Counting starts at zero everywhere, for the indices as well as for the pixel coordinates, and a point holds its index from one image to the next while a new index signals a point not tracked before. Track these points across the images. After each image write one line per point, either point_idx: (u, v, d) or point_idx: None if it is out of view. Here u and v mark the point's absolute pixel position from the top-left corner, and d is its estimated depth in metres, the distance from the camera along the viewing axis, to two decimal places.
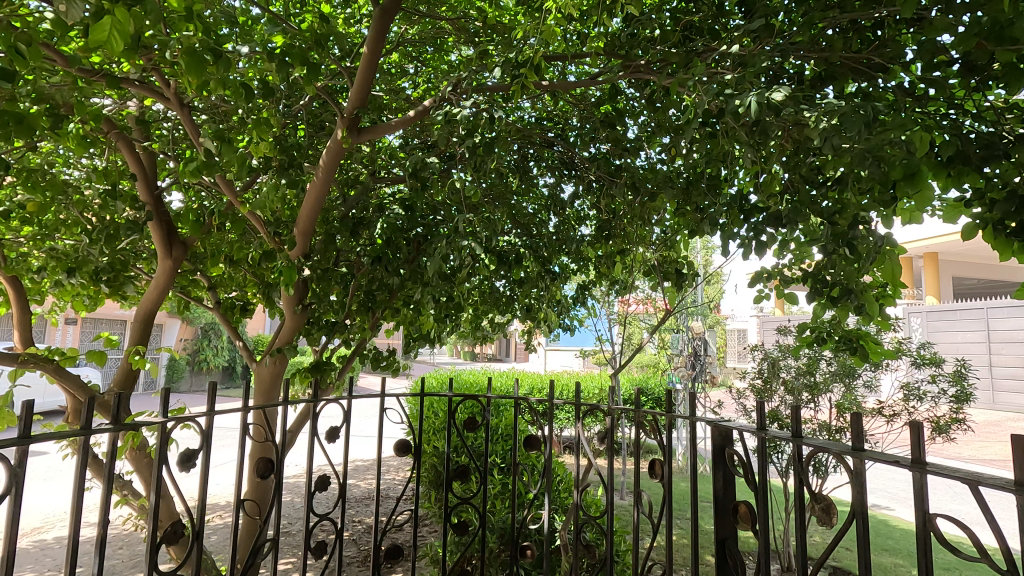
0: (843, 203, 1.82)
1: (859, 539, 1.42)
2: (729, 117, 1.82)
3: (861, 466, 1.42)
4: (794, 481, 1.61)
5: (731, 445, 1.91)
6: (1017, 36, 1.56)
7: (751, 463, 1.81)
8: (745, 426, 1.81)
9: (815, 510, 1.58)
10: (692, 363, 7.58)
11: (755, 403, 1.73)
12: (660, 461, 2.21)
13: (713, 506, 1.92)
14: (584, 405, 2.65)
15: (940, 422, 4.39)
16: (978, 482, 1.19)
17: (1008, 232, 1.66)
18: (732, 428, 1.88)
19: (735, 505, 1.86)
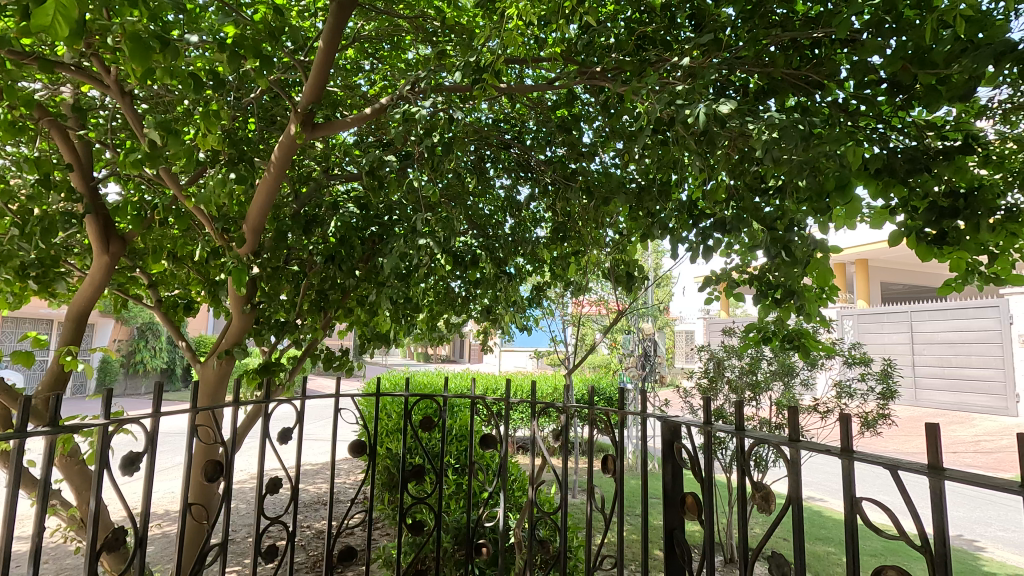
0: (783, 210, 1.93)
1: (794, 526, 1.50)
2: (680, 126, 1.88)
3: (796, 456, 1.51)
4: (735, 473, 1.70)
5: (678, 439, 1.99)
6: (937, 60, 1.70)
7: (697, 457, 1.89)
8: (693, 422, 1.89)
9: (755, 499, 1.67)
10: (643, 363, 7.81)
11: (701, 400, 1.80)
12: (613, 457, 2.27)
13: (663, 499, 1.99)
14: (539, 404, 2.66)
15: (869, 417, 4.67)
16: (897, 466, 1.29)
17: (929, 238, 1.81)
18: (680, 424, 1.96)
19: (683, 497, 1.93)
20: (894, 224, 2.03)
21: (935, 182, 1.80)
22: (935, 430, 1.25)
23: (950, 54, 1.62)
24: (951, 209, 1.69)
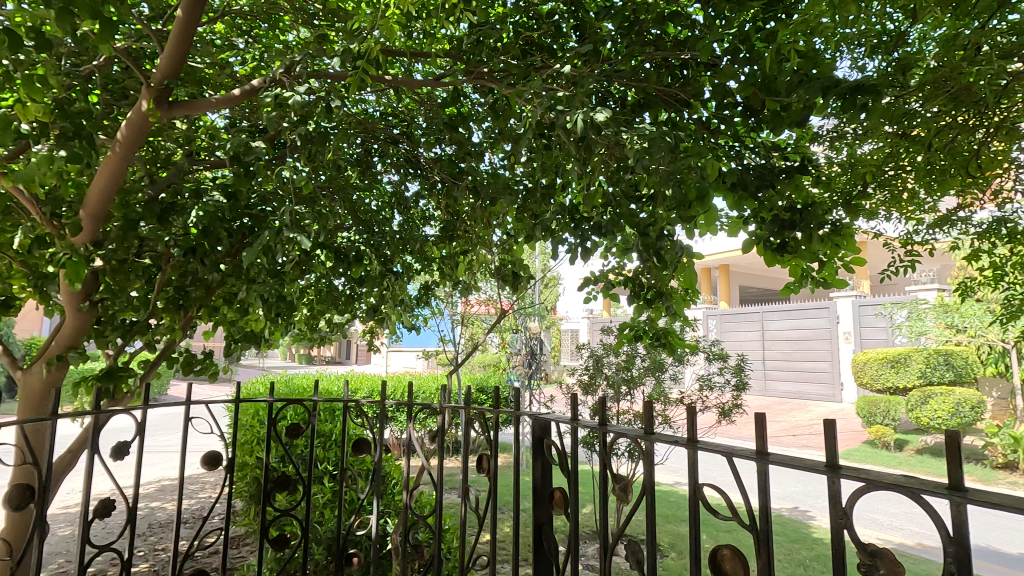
0: (653, 217, 2.05)
1: (647, 513, 1.61)
2: (561, 132, 1.93)
3: (650, 448, 1.61)
4: (599, 466, 1.78)
5: (547, 436, 2.06)
6: (780, 89, 1.90)
7: (565, 452, 1.96)
8: (561, 418, 1.95)
9: (615, 490, 1.76)
10: (529, 362, 8.00)
11: (569, 396, 1.87)
12: (488, 456, 2.28)
13: (532, 495, 2.04)
14: (417, 405, 2.60)
15: (725, 407, 5.18)
16: (731, 454, 1.41)
17: (773, 247, 2.05)
18: (549, 420, 2.01)
19: (551, 492, 1.99)
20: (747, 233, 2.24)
21: (778, 197, 2.03)
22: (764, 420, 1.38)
23: (789, 85, 1.84)
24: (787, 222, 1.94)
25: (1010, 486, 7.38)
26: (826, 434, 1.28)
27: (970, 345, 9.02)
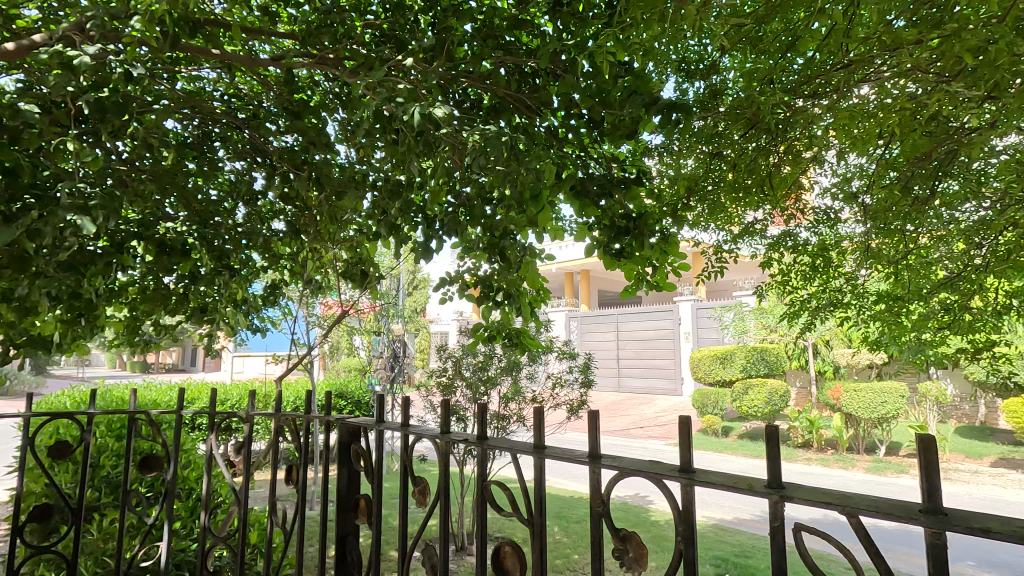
0: (498, 218, 2.05)
1: (439, 513, 1.68)
2: (401, 124, 1.84)
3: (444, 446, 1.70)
4: (400, 468, 1.81)
5: (357, 441, 2.04)
6: (615, 100, 2.00)
7: (369, 455, 1.96)
8: (367, 421, 1.97)
9: (414, 493, 1.80)
10: (391, 364, 7.70)
11: (372, 398, 1.89)
12: (295, 465, 2.20)
13: (335, 504, 2.00)
14: (218, 414, 2.48)
15: (575, 404, 5.48)
16: (511, 449, 1.53)
17: (613, 253, 2.20)
18: (357, 424, 2.01)
19: (356, 500, 1.98)
20: (591, 238, 2.34)
21: (615, 205, 2.16)
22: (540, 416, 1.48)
23: (621, 99, 1.95)
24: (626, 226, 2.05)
25: (805, 461, 8.77)
26: (591, 423, 1.37)
27: (779, 342, 10.55)
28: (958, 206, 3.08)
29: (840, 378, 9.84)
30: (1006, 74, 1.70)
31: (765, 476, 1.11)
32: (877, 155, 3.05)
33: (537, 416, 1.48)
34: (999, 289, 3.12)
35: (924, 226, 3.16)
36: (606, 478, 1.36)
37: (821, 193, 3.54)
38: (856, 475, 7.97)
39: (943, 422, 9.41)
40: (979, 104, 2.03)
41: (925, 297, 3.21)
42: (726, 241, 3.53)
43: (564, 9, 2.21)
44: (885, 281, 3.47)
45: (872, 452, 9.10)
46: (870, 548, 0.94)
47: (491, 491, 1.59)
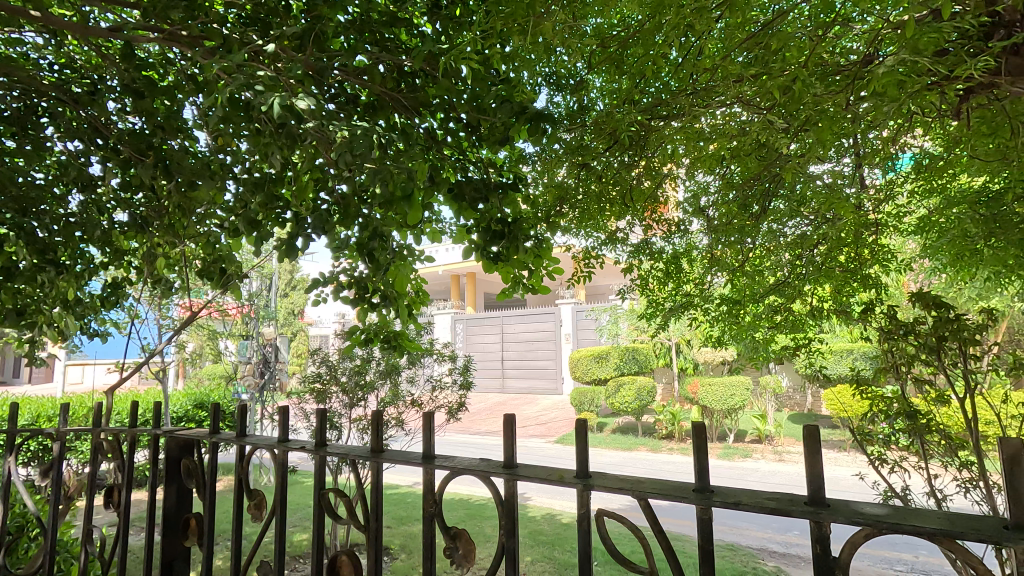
0: (369, 218, 1.97)
1: (280, 522, 1.97)
2: (260, 114, 1.70)
3: (282, 455, 2.08)
4: (237, 479, 2.12)
5: (188, 455, 2.28)
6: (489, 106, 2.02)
7: (200, 465, 2.24)
8: (199, 436, 2.22)
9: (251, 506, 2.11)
10: (261, 370, 7.15)
11: (208, 415, 2.14)
12: (117, 488, 2.27)
13: (162, 521, 2.24)
14: (24, 434, 2.28)
15: (453, 407, 5.49)
16: (348, 455, 1.90)
17: (490, 256, 2.22)
18: (189, 440, 2.27)
19: (185, 520, 2.25)
20: (467, 241, 2.35)
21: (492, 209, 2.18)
22: (375, 423, 1.85)
23: (494, 105, 1.96)
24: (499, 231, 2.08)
25: (668, 451, 9.58)
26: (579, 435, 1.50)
27: (648, 343, 11.41)
28: (785, 223, 3.55)
29: (698, 374, 10.87)
30: (812, 110, 2.00)
31: (574, 466, 1.50)
32: (722, 174, 3.42)
33: (374, 422, 1.89)
34: (815, 294, 3.64)
35: (758, 239, 3.60)
36: (436, 474, 1.75)
37: (677, 206, 3.88)
38: (710, 461, 8.86)
39: (779, 410, 10.78)
40: (795, 134, 2.37)
41: (759, 300, 3.65)
42: (596, 247, 3.74)
43: (441, 11, 2.19)
44: (728, 286, 3.90)
45: (723, 439, 10.17)
46: (645, 513, 1.35)
47: (328, 493, 1.95)
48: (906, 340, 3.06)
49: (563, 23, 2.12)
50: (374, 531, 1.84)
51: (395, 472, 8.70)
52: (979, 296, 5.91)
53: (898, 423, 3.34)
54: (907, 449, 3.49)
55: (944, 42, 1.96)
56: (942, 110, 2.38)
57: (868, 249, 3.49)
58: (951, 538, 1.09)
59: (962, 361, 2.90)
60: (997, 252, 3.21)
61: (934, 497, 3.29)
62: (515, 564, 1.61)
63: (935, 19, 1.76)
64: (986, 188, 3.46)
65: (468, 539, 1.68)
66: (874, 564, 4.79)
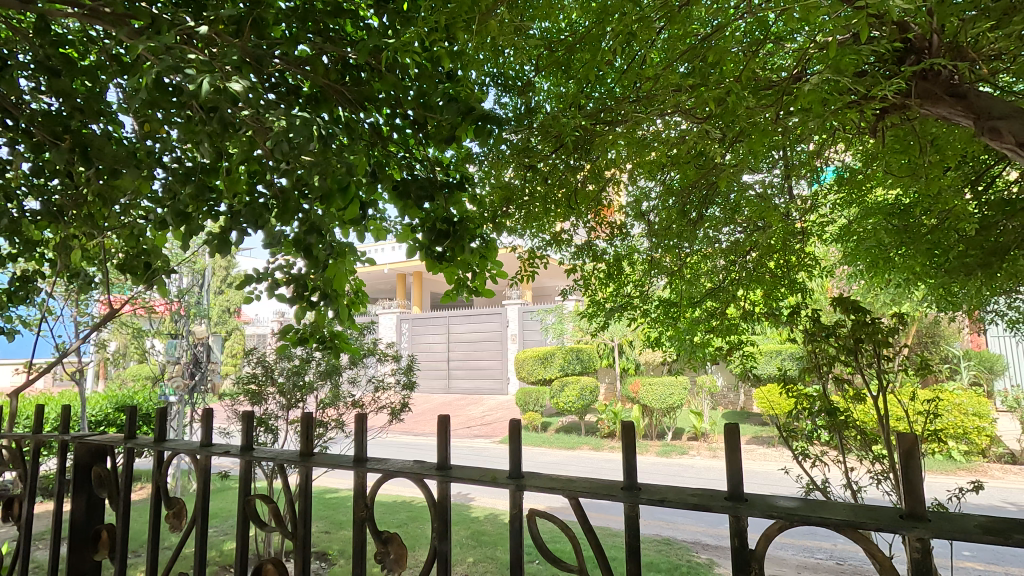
0: (307, 212, 1.88)
1: (203, 527, 2.04)
2: (188, 97, 1.59)
3: (206, 460, 2.13)
4: (156, 487, 2.08)
5: (100, 463, 2.14)
6: (435, 103, 1.97)
7: (112, 471, 2.11)
8: (114, 440, 2.09)
9: (171, 515, 2.14)
10: (192, 371, 6.79)
11: (125, 418, 2.05)
12: (18, 499, 2.08)
13: (68, 534, 2.09)
14: None
15: (396, 407, 5.40)
16: (276, 460, 2.01)
17: (435, 256, 2.17)
18: (100, 444, 2.13)
19: (96, 531, 2.12)
20: (412, 240, 2.30)
21: (438, 208, 2.14)
22: (306, 426, 1.99)
23: (440, 103, 1.93)
24: (445, 231, 2.06)
25: (610, 450, 9.80)
26: (512, 433, 1.62)
27: (591, 343, 11.63)
28: (720, 229, 3.71)
29: (639, 374, 11.17)
30: (745, 122, 2.10)
31: (508, 468, 1.66)
32: (663, 181, 3.53)
33: (304, 428, 2.01)
34: (746, 298, 3.82)
35: (696, 245, 3.75)
36: (368, 478, 1.86)
37: (621, 210, 3.97)
38: (649, 459, 9.11)
39: (714, 409, 11.24)
40: (729, 145, 2.47)
41: (695, 303, 3.79)
42: (541, 248, 3.77)
43: (389, 5, 2.13)
44: (668, 289, 4.03)
45: (662, 437, 10.49)
46: (576, 511, 1.52)
47: (255, 498, 2.04)
48: (828, 341, 3.26)
49: (510, 23, 2.12)
50: (302, 536, 1.93)
51: (334, 475, 8.46)
52: (894, 301, 6.37)
53: (819, 420, 3.55)
54: (827, 444, 3.72)
55: (863, 65, 2.11)
56: (860, 127, 2.55)
57: (795, 255, 3.70)
58: (856, 528, 1.26)
59: (875, 361, 3.13)
60: (907, 260, 3.55)
61: (850, 489, 3.52)
62: (446, 564, 1.72)
63: (855, 42, 1.89)
64: (898, 201, 3.75)
65: (400, 544, 1.76)
66: (797, 553, 5.07)
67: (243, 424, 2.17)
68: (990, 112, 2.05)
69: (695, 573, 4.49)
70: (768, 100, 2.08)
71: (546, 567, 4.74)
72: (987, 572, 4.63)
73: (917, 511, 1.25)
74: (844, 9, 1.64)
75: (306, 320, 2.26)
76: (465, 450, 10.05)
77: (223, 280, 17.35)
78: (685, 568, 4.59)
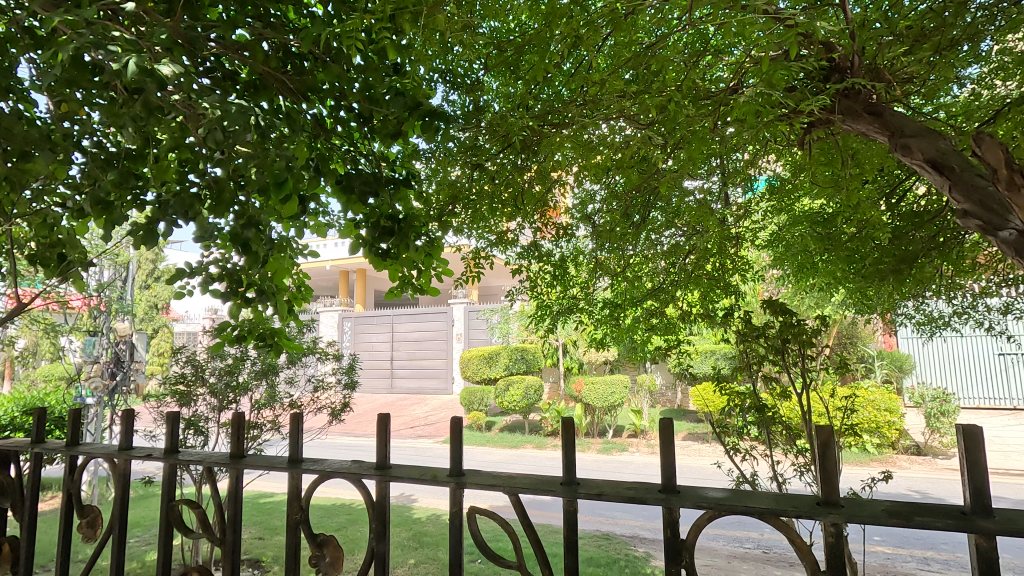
0: (244, 205, 1.80)
1: (121, 531, 1.96)
2: (111, 78, 1.48)
3: (125, 464, 2.03)
4: (68, 495, 1.96)
5: (3, 470, 1.98)
6: (381, 98, 1.93)
7: (17, 478, 1.96)
8: (20, 446, 1.95)
9: (83, 524, 2.02)
10: (112, 370, 6.30)
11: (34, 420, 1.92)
12: None
13: None
14: None
15: (336, 407, 5.25)
16: (205, 462, 1.96)
17: (379, 253, 2.11)
18: (4, 450, 1.98)
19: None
20: (356, 236, 2.25)
21: (383, 204, 2.09)
22: (238, 425, 1.96)
23: (386, 97, 1.89)
24: (390, 228, 2.02)
25: (553, 448, 9.93)
26: (454, 432, 1.74)
27: (536, 343, 11.75)
28: (661, 232, 3.83)
29: (582, 373, 11.38)
30: (686, 130, 2.18)
31: (449, 466, 1.68)
32: (608, 184, 3.62)
33: (236, 430, 1.98)
34: (684, 299, 3.96)
35: (638, 247, 3.85)
36: (304, 479, 1.83)
37: (567, 211, 4.03)
38: (590, 456, 9.29)
39: (653, 407, 11.61)
40: (671, 151, 2.56)
41: (636, 304, 3.89)
42: (486, 247, 3.76)
43: None
44: (610, 290, 4.11)
45: (603, 435, 10.72)
46: (516, 507, 1.56)
47: (180, 504, 1.97)
48: (758, 341, 3.44)
49: (458, 20, 2.10)
50: (231, 543, 1.90)
51: (269, 479, 8.13)
52: (817, 305, 6.80)
53: (749, 417, 3.74)
54: (756, 439, 3.92)
55: (793, 81, 2.25)
56: (790, 139, 2.70)
57: (729, 259, 3.87)
58: (777, 515, 1.35)
59: (800, 360, 3.33)
60: (829, 266, 3.75)
61: (776, 481, 3.72)
62: (383, 565, 1.71)
63: (786, 60, 2.01)
64: (822, 209, 4.00)
65: (335, 546, 1.77)
66: (727, 543, 5.31)
67: (168, 426, 2.10)
68: (903, 130, 2.20)
69: (632, 566, 4.62)
70: (706, 110, 2.17)
71: (488, 566, 4.74)
72: (894, 554, 5.03)
73: (831, 497, 1.36)
74: (775, 26, 1.74)
75: (241, 317, 2.16)
76: (408, 451, 9.90)
77: (149, 275, 16.30)
78: (623, 562, 4.71)
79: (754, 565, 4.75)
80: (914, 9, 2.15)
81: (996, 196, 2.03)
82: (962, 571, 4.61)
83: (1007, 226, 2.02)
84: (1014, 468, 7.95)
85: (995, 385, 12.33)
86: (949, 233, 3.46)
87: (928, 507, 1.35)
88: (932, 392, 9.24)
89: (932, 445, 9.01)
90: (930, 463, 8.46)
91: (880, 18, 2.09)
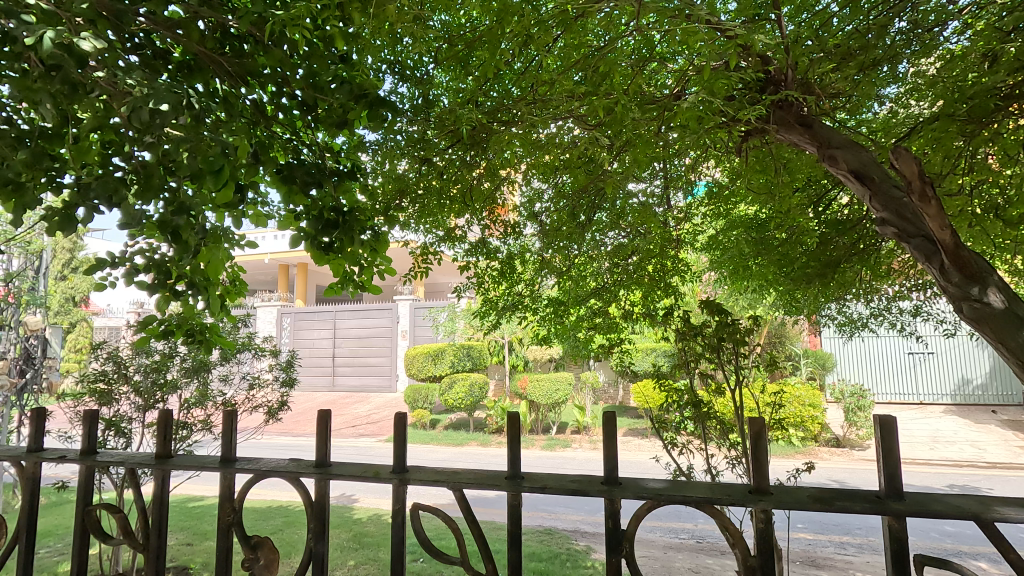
0: (176, 193, 1.69)
1: (26, 537, 1.84)
2: (23, 50, 1.36)
3: (35, 467, 1.91)
4: None
5: None
6: (324, 87, 1.86)
7: None
8: None
9: None
10: (21, 367, 5.84)
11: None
12: None
13: None
14: None
15: (272, 406, 5.04)
16: (127, 464, 1.86)
17: (322, 247, 2.05)
18: None
19: None
20: (298, 229, 2.17)
21: (327, 197, 2.02)
22: (163, 423, 1.87)
23: (333, 85, 1.84)
24: (334, 221, 1.96)
25: (497, 445, 9.96)
26: (398, 429, 1.72)
27: (482, 341, 11.74)
28: (606, 233, 3.91)
29: (528, 371, 11.46)
30: (631, 132, 2.22)
31: (392, 463, 1.66)
32: (556, 184, 3.66)
33: (163, 429, 1.88)
34: (627, 299, 4.04)
35: (583, 247, 3.91)
36: (237, 479, 1.76)
37: (515, 210, 4.03)
38: (534, 453, 9.38)
39: (596, 404, 11.84)
40: (617, 153, 2.61)
41: (581, 304, 3.94)
42: (434, 243, 3.72)
43: None
44: (556, 289, 4.14)
45: (547, 432, 10.83)
46: (461, 504, 1.56)
47: (98, 509, 1.85)
48: (695, 340, 3.55)
49: (408, 13, 2.05)
50: (156, 549, 1.80)
51: (198, 482, 7.72)
52: (750, 305, 7.16)
53: (687, 412, 3.87)
54: (692, 433, 4.06)
55: (732, 91, 2.35)
56: (728, 147, 2.82)
57: (669, 260, 4.00)
58: (712, 504, 1.43)
59: (733, 358, 3.49)
60: (762, 268, 3.95)
61: (710, 474, 3.88)
62: (322, 566, 1.67)
63: (727, 70, 2.11)
64: (756, 215, 4.20)
65: (271, 549, 1.71)
66: (664, 535, 5.50)
67: (85, 425, 1.97)
68: (830, 142, 2.35)
69: (573, 560, 4.71)
70: (651, 114, 2.23)
71: (430, 565, 4.70)
72: (815, 540, 5.36)
73: (761, 486, 1.44)
74: (716, 37, 1.81)
75: (168, 311, 2.02)
76: (349, 450, 9.65)
77: (64, 264, 15.08)
78: (564, 556, 4.78)
79: (688, 554, 4.94)
80: (841, 29, 2.29)
81: (910, 207, 2.18)
82: (874, 553, 4.97)
83: (918, 234, 2.17)
84: (919, 457, 8.65)
85: (905, 382, 13.37)
86: (868, 241, 3.72)
87: (846, 492, 1.45)
88: (850, 389, 9.91)
89: (849, 437, 9.68)
90: (847, 455, 9.08)
91: (812, 35, 2.21)
